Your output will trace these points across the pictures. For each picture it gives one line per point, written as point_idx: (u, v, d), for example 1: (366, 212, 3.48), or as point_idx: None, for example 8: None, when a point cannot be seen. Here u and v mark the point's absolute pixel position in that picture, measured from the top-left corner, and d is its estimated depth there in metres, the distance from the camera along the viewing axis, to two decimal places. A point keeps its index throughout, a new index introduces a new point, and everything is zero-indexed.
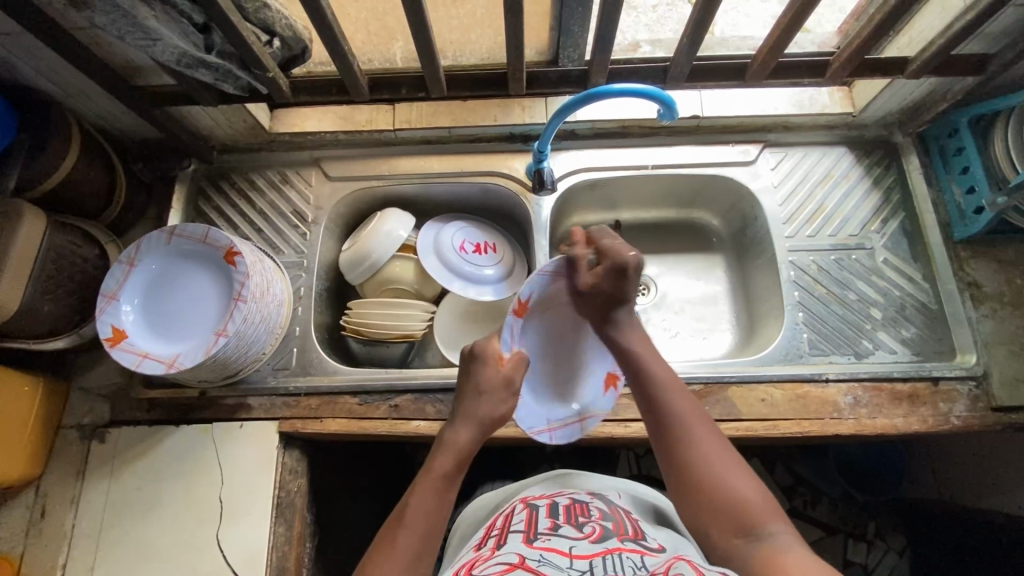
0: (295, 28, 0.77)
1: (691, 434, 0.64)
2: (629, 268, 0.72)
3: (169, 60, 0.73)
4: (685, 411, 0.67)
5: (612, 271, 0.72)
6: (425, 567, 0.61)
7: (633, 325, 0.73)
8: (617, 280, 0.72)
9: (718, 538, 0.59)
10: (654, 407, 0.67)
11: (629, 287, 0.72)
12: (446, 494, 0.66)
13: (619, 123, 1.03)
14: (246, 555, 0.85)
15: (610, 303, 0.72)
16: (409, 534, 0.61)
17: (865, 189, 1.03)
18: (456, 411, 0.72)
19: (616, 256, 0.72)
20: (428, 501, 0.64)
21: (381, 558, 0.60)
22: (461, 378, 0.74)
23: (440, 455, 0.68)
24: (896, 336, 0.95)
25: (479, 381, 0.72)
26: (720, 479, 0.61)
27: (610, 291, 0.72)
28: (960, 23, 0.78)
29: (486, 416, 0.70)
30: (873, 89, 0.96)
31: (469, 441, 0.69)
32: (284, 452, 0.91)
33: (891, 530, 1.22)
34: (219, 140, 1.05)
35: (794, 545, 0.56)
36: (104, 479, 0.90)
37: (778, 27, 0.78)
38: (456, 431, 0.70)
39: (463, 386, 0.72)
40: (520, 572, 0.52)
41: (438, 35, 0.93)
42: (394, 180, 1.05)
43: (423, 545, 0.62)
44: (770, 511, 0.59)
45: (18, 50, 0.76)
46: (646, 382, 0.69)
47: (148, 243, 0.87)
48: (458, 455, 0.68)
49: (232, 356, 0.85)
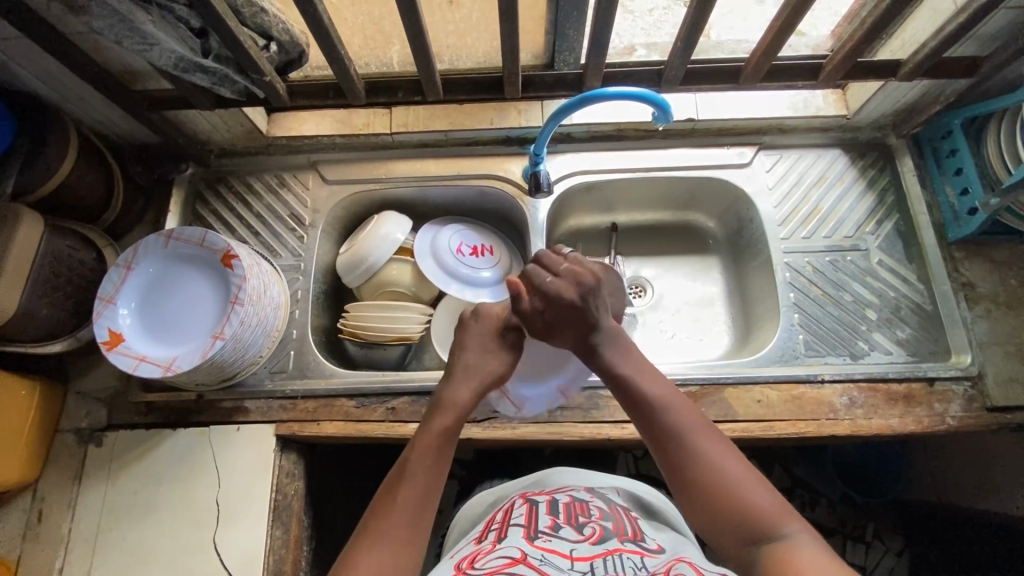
0: (292, 32, 0.78)
1: (692, 446, 0.64)
2: (575, 299, 0.72)
3: (166, 65, 0.73)
4: (684, 419, 0.66)
5: (560, 305, 0.72)
6: (425, 526, 0.61)
7: (618, 343, 0.73)
8: (572, 313, 0.72)
9: (732, 547, 0.60)
10: (652, 424, 0.66)
11: (589, 309, 0.72)
12: (445, 450, 0.66)
13: (615, 126, 1.03)
14: (243, 558, 0.85)
15: (581, 332, 0.72)
16: (410, 492, 0.61)
17: (859, 191, 1.03)
18: (454, 370, 0.73)
19: (560, 296, 0.73)
20: (428, 457, 0.64)
21: (383, 516, 0.60)
22: (458, 344, 0.76)
23: (440, 412, 0.68)
24: (892, 337, 0.95)
25: (479, 345, 0.75)
26: (727, 488, 0.60)
27: (572, 323, 0.72)
28: (952, 26, 0.79)
29: (487, 372, 0.73)
30: (868, 91, 0.97)
31: (469, 397, 0.70)
32: (281, 455, 0.91)
33: (889, 532, 1.23)
34: (216, 144, 1.05)
35: (810, 544, 0.56)
36: (101, 483, 0.90)
37: (772, 30, 0.79)
38: (456, 388, 0.71)
39: (461, 349, 0.75)
40: (522, 568, 0.53)
41: (434, 39, 0.93)
42: (392, 183, 1.06)
43: (424, 504, 0.61)
44: (782, 512, 0.59)
45: (18, 55, 0.77)
46: (641, 399, 0.68)
47: (146, 247, 0.87)
48: (457, 411, 0.69)
49: (230, 359, 0.85)
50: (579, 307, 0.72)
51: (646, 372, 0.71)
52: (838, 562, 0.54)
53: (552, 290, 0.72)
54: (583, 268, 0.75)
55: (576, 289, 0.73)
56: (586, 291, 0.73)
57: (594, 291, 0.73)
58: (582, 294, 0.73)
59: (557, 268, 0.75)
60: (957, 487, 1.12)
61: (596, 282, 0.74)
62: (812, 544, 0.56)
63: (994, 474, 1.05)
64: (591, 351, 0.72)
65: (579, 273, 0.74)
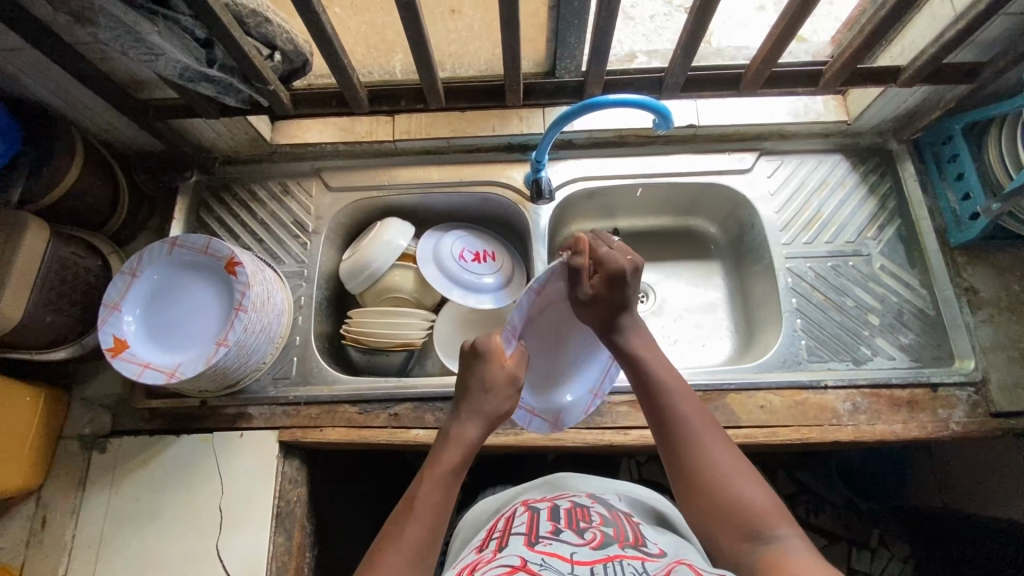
0: (296, 42, 0.78)
1: (695, 438, 0.65)
2: (626, 273, 0.72)
3: (172, 74, 0.74)
4: (692, 412, 0.67)
5: (610, 279, 0.72)
6: (430, 558, 0.61)
7: (639, 329, 0.74)
8: (619, 288, 0.72)
9: (726, 544, 0.59)
10: (658, 412, 0.68)
11: (629, 291, 0.73)
12: (453, 487, 0.66)
13: (617, 132, 1.04)
14: (246, 563, 0.85)
15: (616, 308, 0.73)
16: (417, 526, 0.61)
17: (860, 197, 1.03)
18: (461, 406, 0.72)
19: (614, 266, 0.72)
20: (434, 492, 0.64)
21: (388, 549, 0.60)
22: (463, 377, 0.74)
23: (449, 449, 0.68)
24: (894, 342, 0.95)
25: (482, 378, 0.72)
26: (723, 481, 0.61)
27: (614, 298, 0.72)
28: (953, 32, 0.79)
29: (492, 412, 0.71)
30: (868, 98, 0.97)
31: (478, 436, 0.70)
32: (284, 461, 0.91)
33: (894, 539, 1.21)
34: (220, 152, 1.06)
35: (801, 548, 0.55)
36: (105, 489, 0.90)
37: (771, 38, 0.80)
38: (464, 426, 0.70)
39: (465, 386, 0.72)
40: None
41: (436, 48, 0.94)
42: (394, 190, 1.06)
43: (431, 537, 0.62)
44: (778, 515, 0.58)
45: (22, 64, 0.77)
46: (649, 384, 0.69)
47: (150, 255, 0.88)
48: (466, 448, 0.69)
49: (233, 365, 0.85)
50: (625, 282, 0.72)
51: (660, 358, 0.72)
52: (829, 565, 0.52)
53: (610, 258, 0.72)
54: (633, 251, 0.75)
55: (629, 263, 0.73)
56: (633, 272, 0.73)
57: (637, 274, 0.74)
58: (632, 271, 0.73)
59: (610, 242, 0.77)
60: (962, 493, 1.12)
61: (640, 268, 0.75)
62: (803, 548, 0.55)
63: (1000, 480, 1.04)
64: (619, 331, 0.73)
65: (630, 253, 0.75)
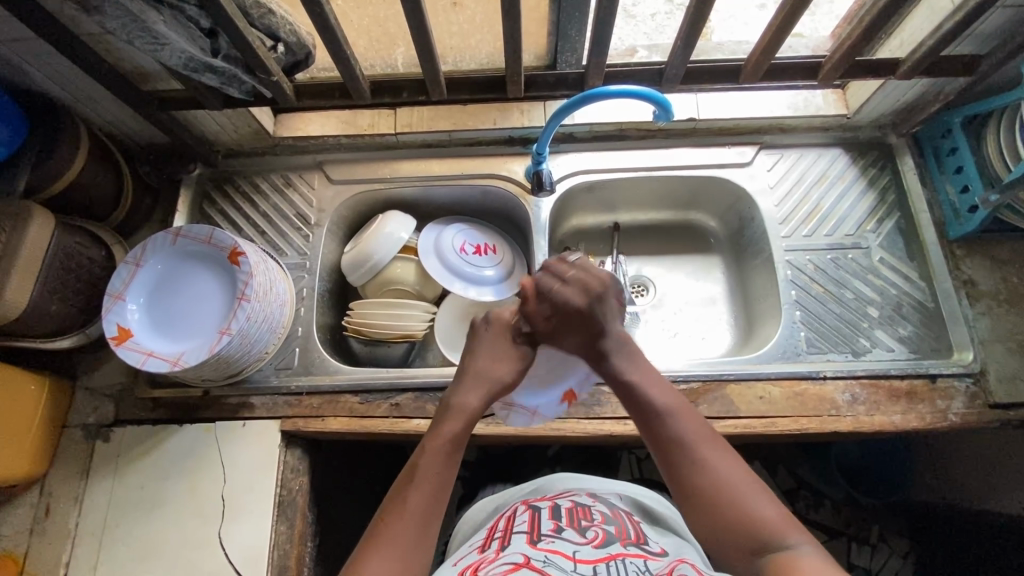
0: (299, 33, 0.79)
1: (699, 458, 0.64)
2: (582, 306, 0.72)
3: (176, 65, 0.74)
4: (687, 430, 0.66)
5: (564, 315, 0.72)
6: (434, 526, 0.61)
7: (626, 351, 0.73)
8: (578, 322, 0.72)
9: (736, 557, 0.59)
10: (659, 434, 0.66)
11: (596, 318, 0.72)
12: (453, 457, 0.65)
13: (617, 126, 1.05)
14: (247, 551, 0.86)
15: (590, 339, 0.72)
16: (420, 493, 0.61)
17: (860, 190, 1.04)
18: (463, 376, 0.72)
19: (567, 304, 0.72)
20: (438, 462, 0.64)
21: (393, 519, 0.60)
22: (468, 351, 0.75)
23: (450, 416, 0.68)
24: (893, 334, 0.96)
25: (487, 351, 0.73)
26: (733, 501, 0.61)
27: (582, 329, 0.72)
28: (950, 24, 0.79)
29: (497, 379, 0.71)
30: (866, 91, 0.98)
31: (480, 404, 0.69)
32: (286, 451, 0.92)
33: (894, 534, 1.22)
34: (223, 145, 1.07)
35: (814, 555, 0.56)
36: (107, 477, 0.91)
37: (769, 30, 0.80)
38: (465, 394, 0.70)
39: (470, 356, 0.74)
40: (525, 572, 0.53)
41: (438, 40, 0.95)
42: (396, 183, 1.07)
43: (432, 506, 0.61)
44: (787, 524, 0.59)
45: (28, 55, 0.78)
46: (647, 408, 0.68)
47: (154, 244, 0.89)
48: (468, 417, 0.68)
49: (236, 354, 0.85)
50: (585, 315, 0.72)
51: (653, 379, 0.71)
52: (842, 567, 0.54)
53: (559, 299, 0.72)
54: (589, 276, 0.74)
55: (584, 298, 0.73)
56: (592, 301, 0.73)
57: (599, 300, 0.73)
58: (591, 302, 0.72)
59: (565, 273, 0.75)
60: (961, 486, 1.12)
61: (602, 291, 0.74)
62: (814, 552, 0.56)
63: (1000, 473, 1.04)
64: (603, 357, 0.72)
65: (588, 280, 0.74)
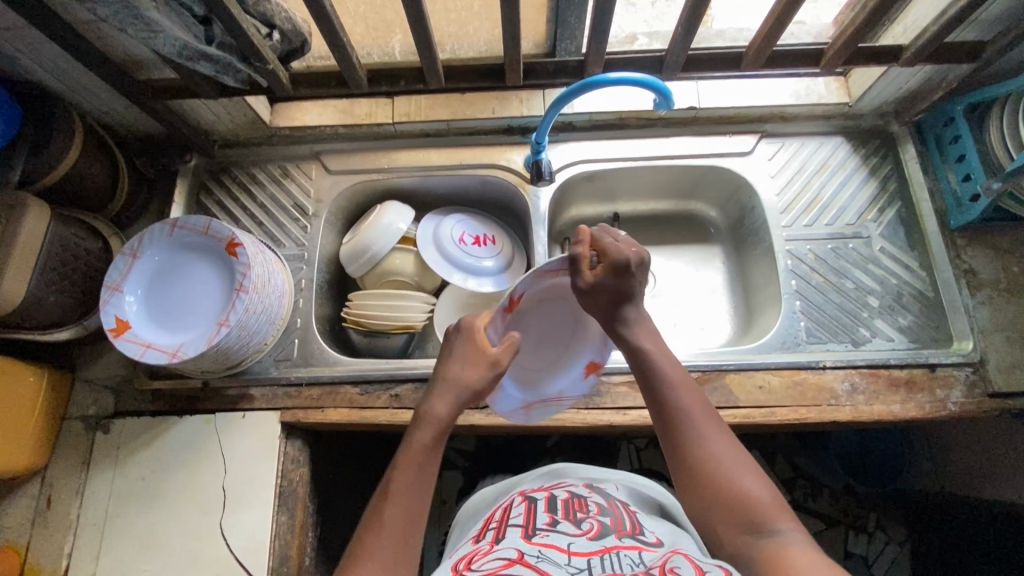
0: (294, 21, 0.78)
1: (698, 433, 0.64)
2: (630, 264, 0.70)
3: (170, 53, 0.73)
4: (690, 403, 0.66)
5: (612, 270, 0.70)
6: (416, 537, 0.60)
7: (642, 322, 0.72)
8: (623, 278, 0.70)
9: (725, 534, 0.60)
10: (661, 403, 0.67)
11: (634, 282, 0.71)
12: (427, 466, 0.64)
13: (617, 114, 1.04)
14: (248, 542, 0.86)
15: (620, 299, 0.71)
16: (396, 509, 0.60)
17: (861, 178, 1.03)
18: (435, 383, 0.69)
19: (617, 257, 0.70)
20: (409, 474, 0.62)
21: (372, 533, 0.59)
22: (443, 358, 0.72)
23: (421, 426, 0.66)
24: (893, 323, 0.95)
25: (457, 354, 0.70)
26: (726, 476, 0.61)
27: (619, 287, 0.70)
28: (955, 10, 0.78)
29: (467, 385, 0.67)
30: (868, 78, 0.97)
31: (449, 411, 0.66)
32: (287, 442, 0.92)
33: (892, 522, 1.23)
34: (220, 134, 1.06)
35: (801, 542, 0.56)
36: (109, 469, 0.91)
37: (771, 15, 0.79)
38: (434, 402, 0.67)
39: (444, 361, 0.70)
40: (519, 567, 0.53)
41: (436, 27, 0.94)
42: (394, 173, 1.06)
43: (411, 519, 0.60)
44: (779, 508, 0.59)
45: (21, 45, 0.77)
46: (654, 377, 0.68)
47: (150, 235, 0.88)
48: (438, 426, 0.66)
49: (235, 345, 0.85)
50: (629, 275, 0.70)
51: (661, 349, 0.71)
52: (830, 563, 0.54)
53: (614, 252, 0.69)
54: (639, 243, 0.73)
55: (635, 255, 0.70)
56: (640, 262, 0.71)
57: (645, 264, 0.72)
58: (637, 263, 0.71)
59: (618, 237, 0.74)
60: (959, 475, 1.13)
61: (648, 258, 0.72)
62: (803, 541, 0.56)
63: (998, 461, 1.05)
64: (620, 322, 0.71)
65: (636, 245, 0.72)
